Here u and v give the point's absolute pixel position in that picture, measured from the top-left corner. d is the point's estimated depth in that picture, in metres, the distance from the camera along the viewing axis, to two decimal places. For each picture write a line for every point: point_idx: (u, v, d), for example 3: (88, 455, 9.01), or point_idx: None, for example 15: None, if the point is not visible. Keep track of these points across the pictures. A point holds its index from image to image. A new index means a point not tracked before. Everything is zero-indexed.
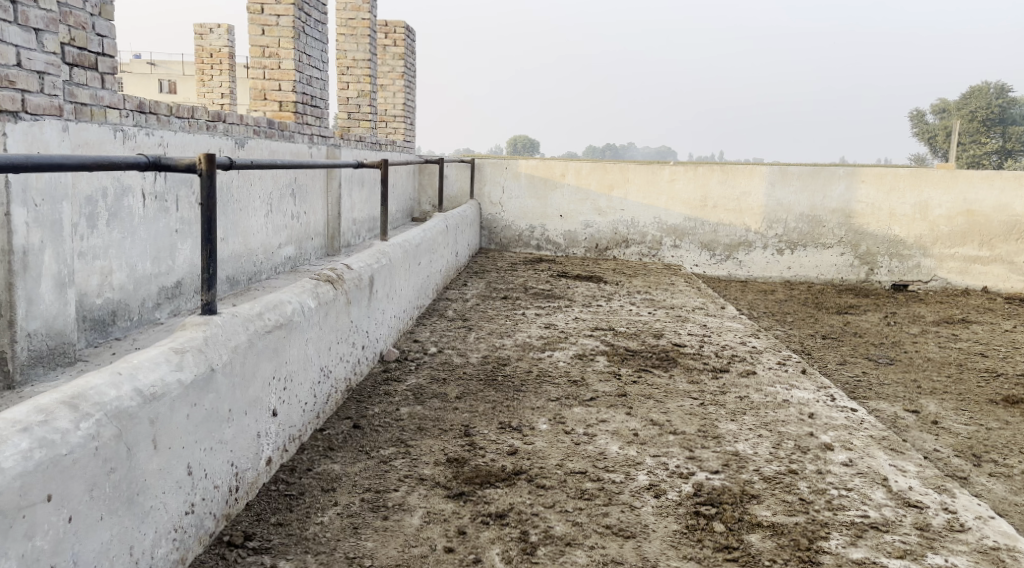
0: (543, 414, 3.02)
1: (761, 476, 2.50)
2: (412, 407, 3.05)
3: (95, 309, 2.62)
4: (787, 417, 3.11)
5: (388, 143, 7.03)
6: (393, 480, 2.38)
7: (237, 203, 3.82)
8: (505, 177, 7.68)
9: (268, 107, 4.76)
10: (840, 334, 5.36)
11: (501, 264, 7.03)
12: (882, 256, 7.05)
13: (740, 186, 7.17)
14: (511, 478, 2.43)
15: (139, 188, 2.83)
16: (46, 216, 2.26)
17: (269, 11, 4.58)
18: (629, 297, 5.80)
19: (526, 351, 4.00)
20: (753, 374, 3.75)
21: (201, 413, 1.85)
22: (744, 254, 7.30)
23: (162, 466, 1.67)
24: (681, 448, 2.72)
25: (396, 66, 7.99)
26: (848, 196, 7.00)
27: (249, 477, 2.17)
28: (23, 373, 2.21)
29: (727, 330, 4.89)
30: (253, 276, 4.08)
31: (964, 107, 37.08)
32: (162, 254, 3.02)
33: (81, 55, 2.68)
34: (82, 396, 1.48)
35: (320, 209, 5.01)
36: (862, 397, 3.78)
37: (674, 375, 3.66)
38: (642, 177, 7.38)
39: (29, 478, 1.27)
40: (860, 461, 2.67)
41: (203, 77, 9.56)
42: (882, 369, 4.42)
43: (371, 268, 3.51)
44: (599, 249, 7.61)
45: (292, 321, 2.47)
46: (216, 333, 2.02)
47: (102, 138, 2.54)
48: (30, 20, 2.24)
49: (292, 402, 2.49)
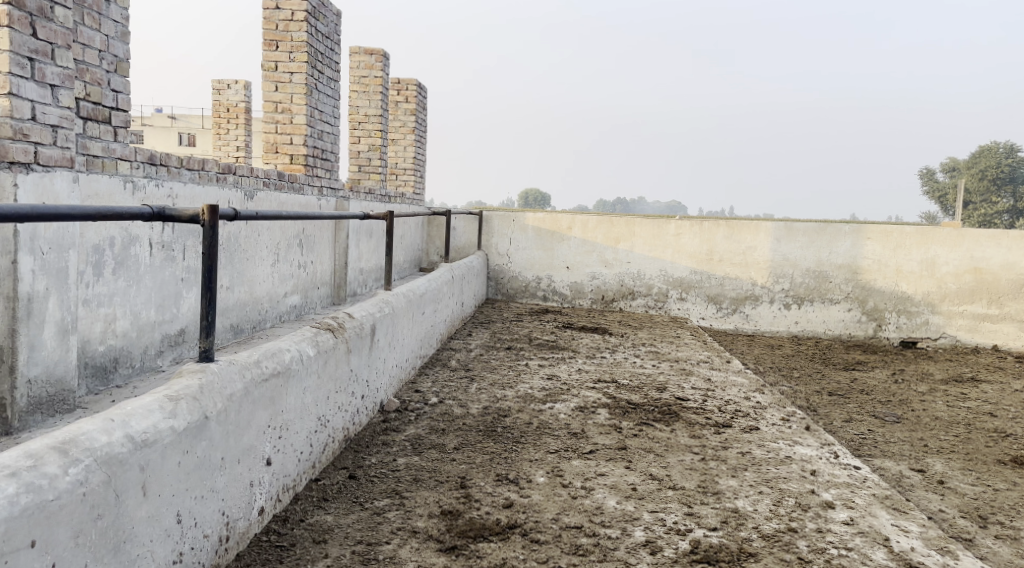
0: (541, 467, 3.00)
1: (760, 534, 2.47)
2: (410, 457, 3.05)
3: (97, 356, 2.66)
4: (789, 474, 3.08)
5: (397, 195, 7.13)
6: (385, 532, 2.36)
7: (244, 252, 3.88)
8: (513, 229, 7.77)
9: (279, 160, 4.87)
10: (848, 391, 5.31)
11: (507, 314, 7.05)
12: (889, 312, 7.02)
13: (746, 241, 7.23)
14: (506, 532, 2.40)
15: (146, 237, 2.89)
16: (52, 264, 2.31)
17: (284, 68, 4.75)
18: (634, 350, 5.78)
19: (527, 403, 3.98)
20: (756, 430, 3.71)
21: (193, 461, 1.86)
22: (751, 308, 7.30)
23: (151, 513, 1.68)
24: (680, 503, 2.68)
25: (408, 122, 8.17)
26: (854, 253, 7.02)
27: (241, 527, 2.16)
28: (21, 420, 2.23)
29: (732, 384, 4.85)
30: (257, 324, 4.11)
31: (973, 166, 37.24)
32: (167, 303, 3.07)
33: (95, 109, 2.78)
34: (72, 441, 1.49)
35: (327, 259, 5.08)
36: (867, 455, 3.73)
37: (675, 430, 3.63)
38: (648, 230, 7.45)
39: (12, 524, 1.27)
40: (862, 520, 2.63)
41: (219, 130, 9.77)
42: (888, 427, 4.36)
43: (372, 317, 3.54)
44: (605, 301, 7.62)
45: (289, 370, 2.49)
46: (212, 380, 2.04)
47: (111, 188, 2.60)
48: (47, 77, 2.32)
49: (288, 451, 2.49)
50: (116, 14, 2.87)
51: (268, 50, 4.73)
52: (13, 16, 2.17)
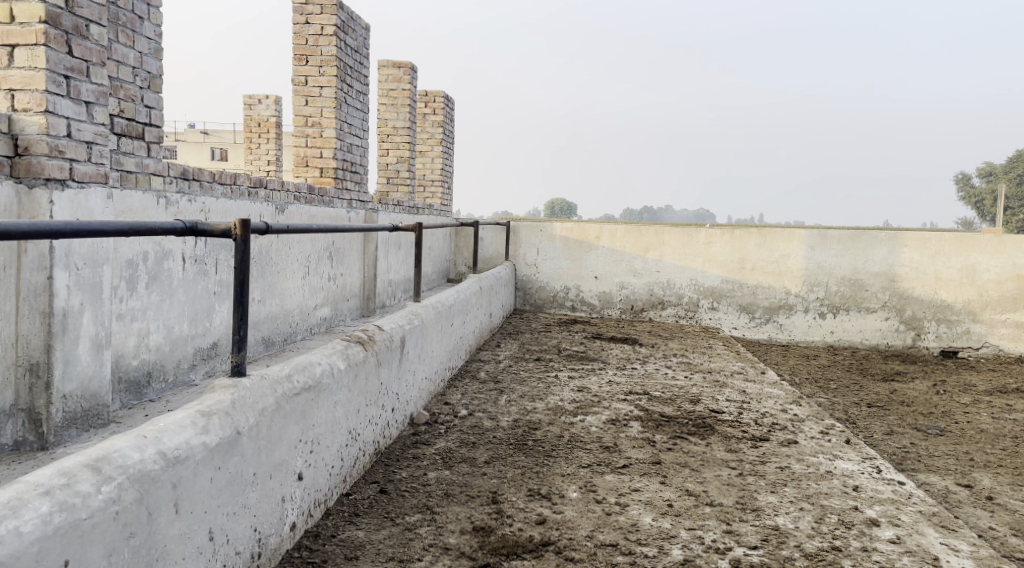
0: (574, 481, 2.94)
1: (803, 553, 2.39)
2: (441, 471, 3.01)
3: (130, 370, 2.68)
4: (830, 490, 2.99)
5: (424, 207, 7.14)
6: (417, 549, 2.33)
7: (275, 265, 3.90)
8: (541, 239, 7.74)
9: (309, 174, 4.87)
10: (888, 402, 5.17)
11: (536, 325, 7.01)
12: (928, 321, 6.85)
13: (778, 249, 7.12)
14: (540, 549, 2.36)
15: (179, 252, 2.90)
16: (87, 280, 2.32)
17: (313, 82, 4.77)
18: (666, 361, 5.69)
19: (557, 415, 3.92)
20: (795, 444, 3.62)
21: (225, 477, 1.85)
22: (785, 317, 7.17)
23: (183, 530, 1.66)
24: (718, 521, 2.61)
25: (435, 133, 8.19)
26: (890, 260, 6.87)
27: (273, 542, 2.14)
28: (57, 435, 2.25)
29: (769, 396, 4.74)
30: (289, 337, 4.13)
31: (1012, 170, 36.40)
32: (200, 316, 3.08)
33: (129, 125, 2.80)
34: (106, 458, 1.48)
35: (357, 271, 5.09)
36: (911, 470, 3.62)
37: (711, 444, 3.55)
38: (678, 239, 7.38)
39: (46, 543, 1.26)
40: (909, 539, 2.54)
41: (251, 144, 9.89)
42: (932, 440, 4.23)
43: (402, 329, 3.53)
44: (634, 311, 7.54)
45: (321, 383, 2.48)
46: (245, 395, 2.02)
47: (144, 204, 2.62)
48: (81, 94, 2.34)
49: (319, 465, 2.48)
50: (149, 31, 2.91)
51: (299, 65, 4.76)
52: (48, 35, 2.20)
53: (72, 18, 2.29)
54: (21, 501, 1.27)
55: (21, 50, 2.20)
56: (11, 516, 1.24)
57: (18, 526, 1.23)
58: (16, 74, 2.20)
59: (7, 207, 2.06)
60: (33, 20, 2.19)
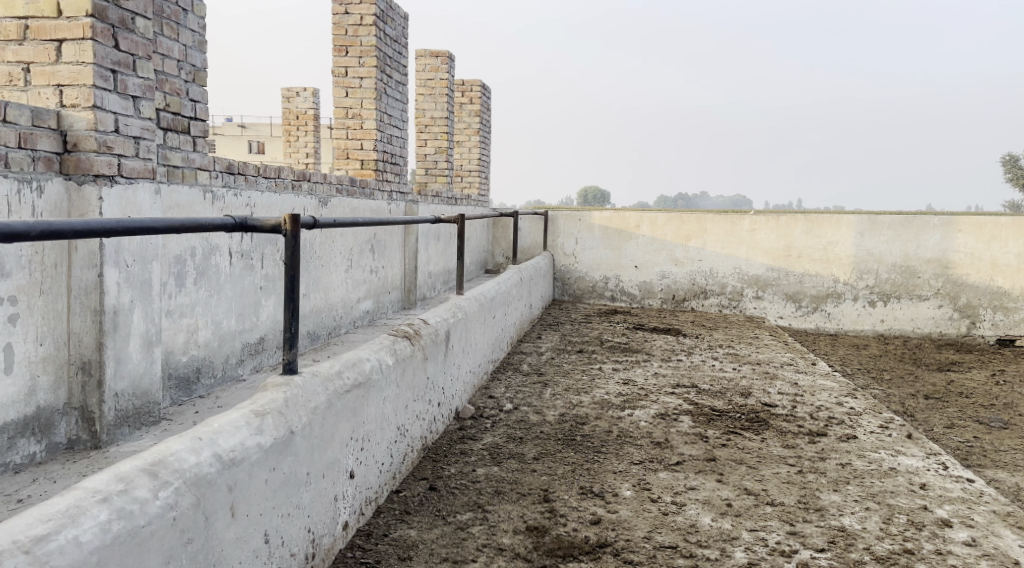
0: (627, 479, 2.86)
1: (873, 556, 2.29)
2: (489, 467, 2.96)
3: (180, 366, 2.67)
4: (896, 488, 2.86)
5: (463, 197, 7.08)
6: (471, 549, 2.28)
7: (319, 259, 3.88)
8: (579, 228, 7.63)
9: (350, 166, 4.86)
10: (945, 394, 4.99)
11: (575, 316, 6.91)
12: (983, 308, 6.61)
13: (826, 236, 6.92)
14: (597, 551, 2.29)
15: (227, 247, 2.88)
16: (137, 276, 2.30)
17: (353, 73, 4.73)
18: (711, 352, 5.57)
19: (604, 409, 3.84)
20: (855, 439, 3.48)
21: (280, 477, 1.81)
22: (833, 306, 6.97)
23: (239, 535, 1.62)
24: (781, 521, 2.51)
25: (472, 123, 8.12)
26: (943, 246, 6.64)
27: (326, 543, 2.11)
28: (109, 434, 2.23)
29: (821, 388, 4.60)
30: (333, 330, 4.11)
31: None
32: (247, 311, 3.06)
33: (175, 119, 2.77)
34: (162, 463, 1.44)
35: (398, 263, 5.05)
36: (977, 465, 3.47)
37: (766, 439, 3.44)
38: (721, 226, 7.21)
39: (105, 553, 1.21)
40: (985, 541, 2.41)
41: (289, 137, 9.94)
42: (996, 434, 4.05)
43: (447, 322, 3.47)
44: (676, 300, 7.41)
45: (370, 380, 2.42)
46: (297, 393, 1.98)
47: (191, 199, 2.61)
48: (128, 88, 2.32)
49: (369, 463, 2.43)
50: (193, 23, 2.89)
51: (338, 56, 4.72)
52: (95, 29, 2.17)
53: (118, 11, 2.26)
54: (80, 509, 1.23)
55: (69, 45, 2.18)
56: (69, 524, 1.19)
57: (77, 535, 1.18)
58: (64, 69, 2.18)
59: (58, 205, 2.10)
60: (80, 14, 2.16)
